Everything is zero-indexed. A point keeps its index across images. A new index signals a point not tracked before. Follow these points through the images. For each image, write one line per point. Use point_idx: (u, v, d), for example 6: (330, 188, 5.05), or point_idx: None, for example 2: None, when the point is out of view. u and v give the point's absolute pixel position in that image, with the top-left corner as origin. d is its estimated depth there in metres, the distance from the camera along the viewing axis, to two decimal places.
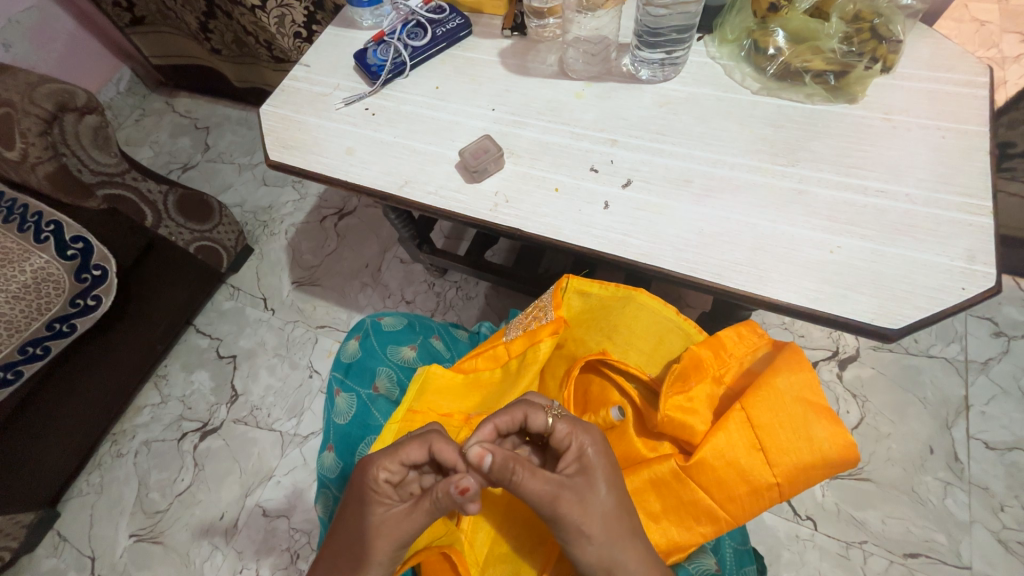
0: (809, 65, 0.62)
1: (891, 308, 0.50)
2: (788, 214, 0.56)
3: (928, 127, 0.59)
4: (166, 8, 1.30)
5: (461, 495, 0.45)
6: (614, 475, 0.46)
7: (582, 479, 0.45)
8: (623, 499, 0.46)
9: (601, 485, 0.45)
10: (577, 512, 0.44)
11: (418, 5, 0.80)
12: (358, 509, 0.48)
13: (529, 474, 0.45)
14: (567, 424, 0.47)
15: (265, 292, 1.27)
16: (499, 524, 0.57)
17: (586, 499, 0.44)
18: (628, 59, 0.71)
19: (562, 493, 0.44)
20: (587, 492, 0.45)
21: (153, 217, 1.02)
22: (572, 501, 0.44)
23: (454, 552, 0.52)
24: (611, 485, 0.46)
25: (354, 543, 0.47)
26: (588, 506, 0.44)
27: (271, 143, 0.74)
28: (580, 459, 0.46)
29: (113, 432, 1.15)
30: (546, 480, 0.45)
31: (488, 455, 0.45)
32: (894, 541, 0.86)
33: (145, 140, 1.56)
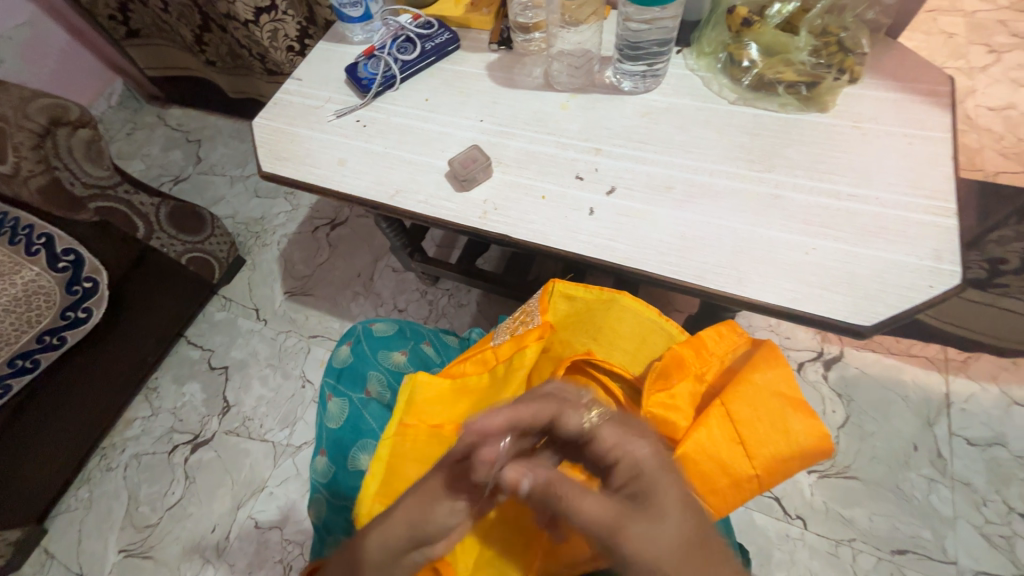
0: (782, 76, 0.65)
1: (864, 306, 0.52)
2: (766, 217, 0.59)
3: (895, 134, 0.62)
4: (161, 22, 1.32)
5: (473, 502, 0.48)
6: (683, 493, 0.39)
7: (642, 499, 0.39)
8: (700, 523, 0.38)
9: (668, 508, 0.38)
10: (645, 540, 0.36)
11: (408, 21, 0.82)
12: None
13: (582, 493, 0.38)
14: (610, 431, 0.43)
15: (258, 302, 1.27)
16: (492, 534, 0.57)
17: (651, 529, 0.37)
18: (611, 71, 0.74)
19: (623, 520, 0.37)
20: (656, 516, 0.37)
21: (144, 229, 1.03)
22: (642, 529, 0.36)
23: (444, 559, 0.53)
24: (681, 506, 0.38)
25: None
26: (652, 536, 0.36)
27: (263, 154, 0.76)
28: (635, 471, 0.40)
29: (103, 446, 1.14)
30: (603, 502, 0.38)
31: (524, 480, 0.41)
32: (882, 537, 0.88)
33: (136, 153, 1.57)
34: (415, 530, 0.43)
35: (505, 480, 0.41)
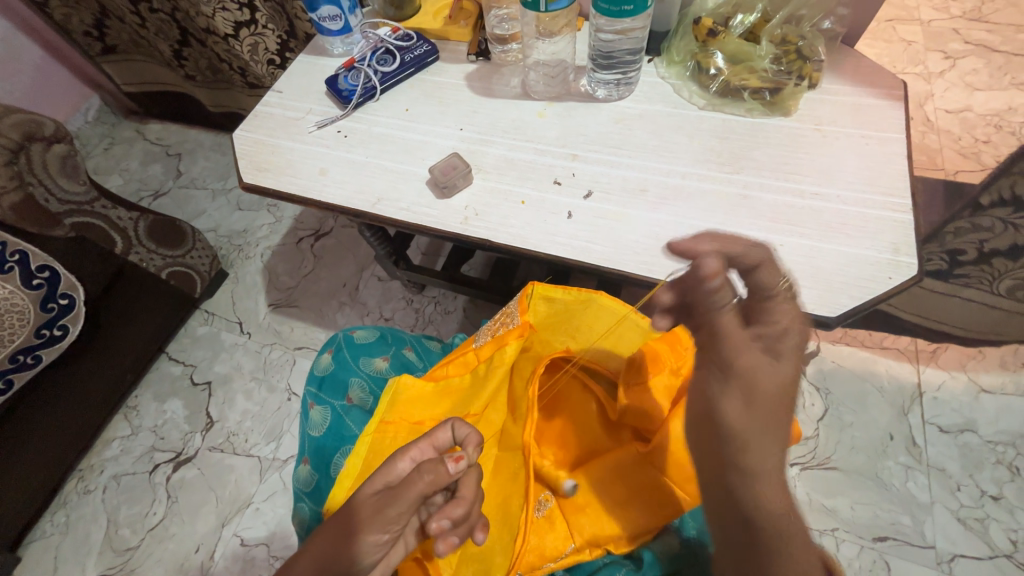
0: (747, 83, 0.69)
1: (829, 298, 0.55)
2: (736, 217, 0.61)
3: (854, 135, 0.65)
4: (137, 37, 1.32)
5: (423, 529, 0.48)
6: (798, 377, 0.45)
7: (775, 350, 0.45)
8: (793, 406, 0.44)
9: (784, 377, 0.44)
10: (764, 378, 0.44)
11: (387, 33, 0.84)
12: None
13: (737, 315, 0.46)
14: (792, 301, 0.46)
15: (241, 315, 1.26)
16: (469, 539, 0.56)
17: (770, 375, 0.44)
18: (586, 80, 0.76)
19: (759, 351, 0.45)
20: (778, 369, 0.44)
21: (122, 244, 1.02)
22: (766, 365, 0.44)
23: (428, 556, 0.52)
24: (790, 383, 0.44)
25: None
26: (770, 377, 0.44)
27: (244, 166, 0.76)
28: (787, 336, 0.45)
29: (80, 468, 1.11)
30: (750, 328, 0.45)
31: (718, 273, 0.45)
32: (863, 526, 0.90)
33: (113, 168, 1.55)
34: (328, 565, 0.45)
35: (706, 264, 0.45)
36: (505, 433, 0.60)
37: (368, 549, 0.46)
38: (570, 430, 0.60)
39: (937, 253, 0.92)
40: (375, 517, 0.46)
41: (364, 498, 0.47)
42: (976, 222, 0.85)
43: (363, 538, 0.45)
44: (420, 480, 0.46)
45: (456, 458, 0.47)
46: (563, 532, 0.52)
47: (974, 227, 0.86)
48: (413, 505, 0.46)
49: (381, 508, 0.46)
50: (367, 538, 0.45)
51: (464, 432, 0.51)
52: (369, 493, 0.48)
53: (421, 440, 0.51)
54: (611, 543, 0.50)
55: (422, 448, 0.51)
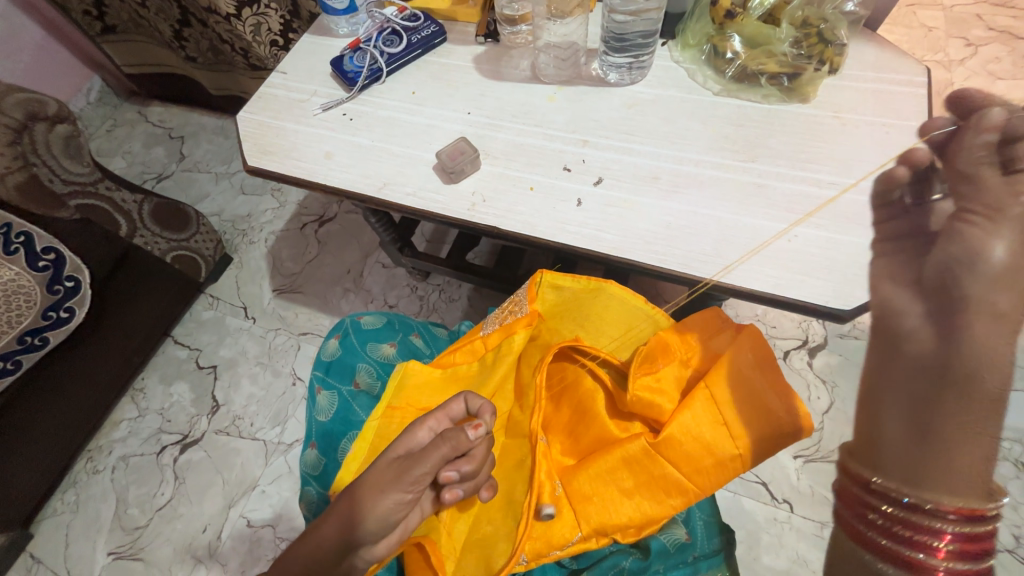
0: (764, 68, 0.66)
1: (845, 290, 0.54)
2: (750, 207, 0.60)
3: (874, 123, 0.63)
4: (138, 16, 1.29)
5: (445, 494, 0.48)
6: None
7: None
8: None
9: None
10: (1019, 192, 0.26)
11: (394, 13, 0.82)
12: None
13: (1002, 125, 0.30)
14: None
15: (246, 300, 1.26)
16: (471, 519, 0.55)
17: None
18: (598, 64, 0.74)
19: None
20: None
21: (127, 226, 1.01)
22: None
23: (431, 542, 0.51)
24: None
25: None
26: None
27: (249, 148, 0.75)
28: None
29: (89, 448, 1.12)
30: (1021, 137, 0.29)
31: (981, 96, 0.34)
32: None
33: (117, 150, 1.54)
34: (351, 526, 0.44)
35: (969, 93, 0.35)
36: (512, 420, 0.60)
37: (392, 509, 0.45)
38: (576, 420, 0.57)
39: None
40: (399, 478, 0.45)
41: (385, 463, 0.47)
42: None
43: (386, 498, 0.44)
44: (442, 444, 0.47)
45: (477, 425, 0.49)
46: (570, 520, 0.52)
47: None
48: (435, 469, 0.47)
49: (406, 469, 0.46)
50: (391, 498, 0.45)
51: (478, 403, 0.52)
52: (389, 459, 0.47)
53: (437, 411, 0.52)
54: (617, 532, 0.51)
55: (439, 419, 0.52)
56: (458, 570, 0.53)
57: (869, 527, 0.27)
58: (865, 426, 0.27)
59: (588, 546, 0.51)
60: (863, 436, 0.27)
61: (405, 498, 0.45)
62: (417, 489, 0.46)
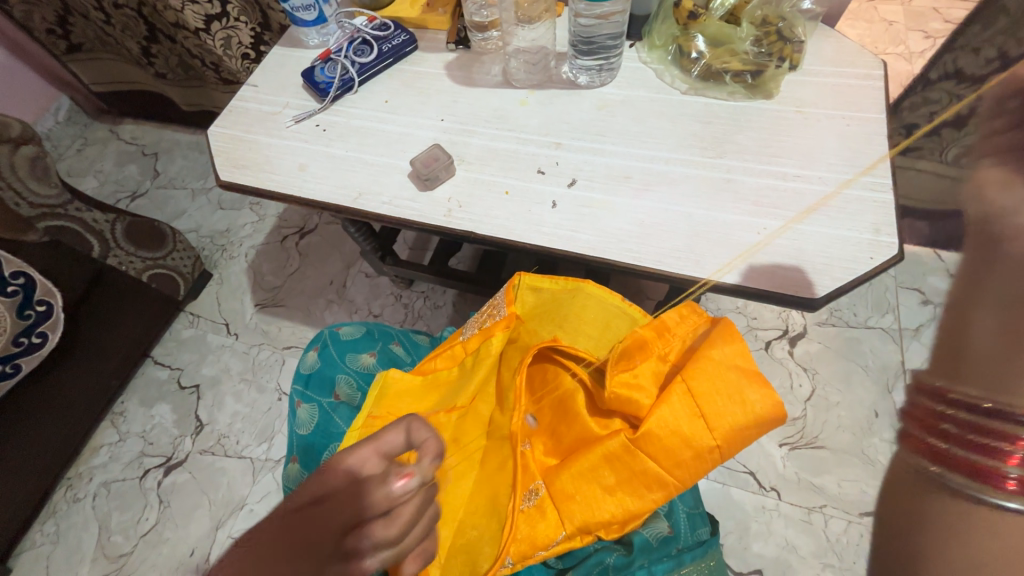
0: (728, 66, 0.68)
1: (812, 280, 0.55)
2: (720, 202, 0.61)
3: (835, 116, 0.65)
4: (104, 34, 1.27)
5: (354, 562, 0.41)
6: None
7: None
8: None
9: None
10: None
11: (363, 23, 0.82)
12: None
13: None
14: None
15: (227, 316, 1.24)
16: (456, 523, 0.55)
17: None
18: (567, 67, 0.75)
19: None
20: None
21: (99, 247, 0.99)
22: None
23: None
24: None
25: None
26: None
27: (221, 163, 0.74)
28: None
29: (68, 476, 1.09)
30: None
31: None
32: (851, 502, 0.92)
33: (88, 170, 1.50)
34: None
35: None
36: (494, 423, 0.60)
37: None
38: (558, 419, 0.58)
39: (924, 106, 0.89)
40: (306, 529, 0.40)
41: (291, 513, 0.41)
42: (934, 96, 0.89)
43: (283, 560, 0.38)
44: (363, 490, 0.43)
45: (409, 472, 0.45)
46: (553, 520, 0.52)
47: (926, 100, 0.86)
48: (350, 521, 0.41)
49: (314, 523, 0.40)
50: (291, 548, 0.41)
51: (420, 437, 0.48)
52: (299, 504, 0.43)
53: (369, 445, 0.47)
54: (600, 530, 0.51)
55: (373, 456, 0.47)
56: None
57: (943, 440, 0.29)
58: (955, 332, 0.30)
59: (573, 544, 0.51)
60: (950, 350, 0.30)
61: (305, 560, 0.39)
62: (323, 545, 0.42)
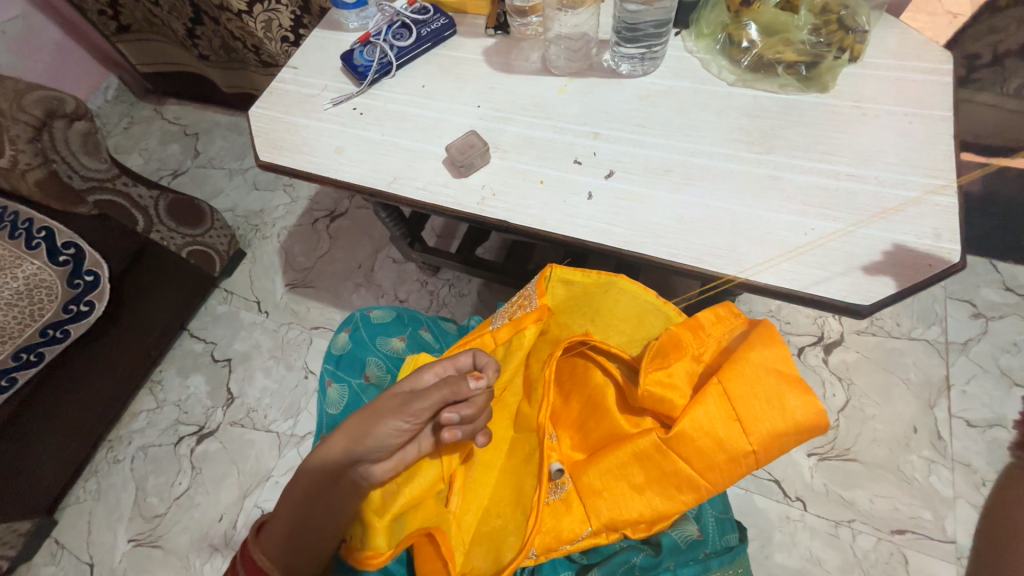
0: (782, 56, 0.65)
1: (863, 285, 0.52)
2: (766, 200, 0.58)
3: (896, 113, 0.61)
4: (152, 15, 1.31)
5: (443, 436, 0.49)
6: None
7: None
8: None
9: None
10: None
11: (403, 7, 0.81)
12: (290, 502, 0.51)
13: None
14: None
15: (259, 295, 1.28)
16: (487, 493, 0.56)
17: None
18: (609, 55, 0.73)
19: None
20: None
21: (144, 222, 1.03)
22: None
23: (439, 535, 0.51)
24: None
25: (303, 538, 0.50)
26: None
27: (260, 144, 0.75)
28: None
29: (109, 439, 1.15)
30: None
31: None
32: (882, 518, 0.89)
33: (134, 147, 1.56)
34: (353, 443, 0.48)
35: None
36: (521, 414, 0.59)
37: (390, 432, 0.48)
38: (586, 414, 0.57)
39: None
40: (399, 408, 0.48)
41: (390, 396, 0.50)
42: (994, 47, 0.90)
43: (384, 423, 0.48)
44: (442, 387, 0.49)
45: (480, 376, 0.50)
46: (579, 515, 0.52)
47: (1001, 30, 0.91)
48: (434, 407, 0.49)
49: (405, 404, 0.48)
50: (389, 424, 0.48)
51: (485, 358, 0.52)
52: (394, 392, 0.50)
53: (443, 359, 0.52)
54: (627, 528, 0.50)
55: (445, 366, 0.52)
56: (468, 561, 0.53)
57: None
58: None
59: (598, 541, 0.51)
60: None
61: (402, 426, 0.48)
62: (415, 422, 0.49)
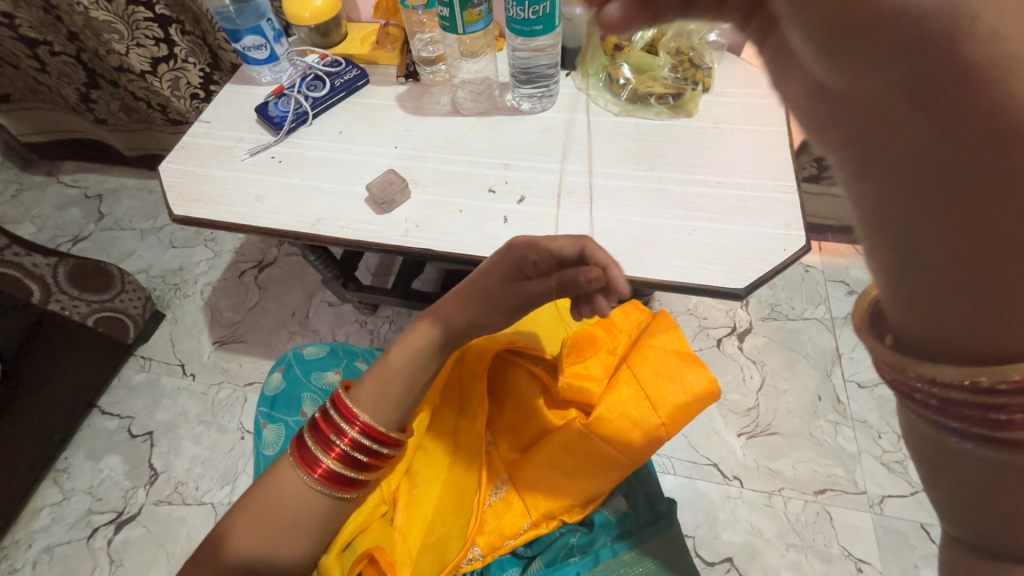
0: (652, 90, 0.77)
1: (738, 272, 0.62)
2: (654, 209, 0.68)
3: (747, 131, 0.74)
4: (37, 82, 1.26)
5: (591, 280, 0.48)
6: None
7: None
8: None
9: None
10: None
11: (315, 60, 0.86)
12: (384, 377, 0.57)
13: None
14: None
15: (183, 357, 1.19)
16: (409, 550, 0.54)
17: None
18: (511, 95, 0.82)
19: None
20: None
21: (40, 293, 0.99)
22: None
23: (385, 549, 0.52)
24: None
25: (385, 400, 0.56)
26: None
27: (174, 198, 0.75)
28: None
29: (3, 546, 1.00)
30: None
31: None
32: (806, 481, 0.99)
33: (24, 215, 1.43)
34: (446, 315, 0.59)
35: None
36: (458, 427, 0.62)
37: (551, 243, 0.52)
38: (517, 417, 0.61)
39: None
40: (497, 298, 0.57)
41: (495, 281, 0.57)
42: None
43: (492, 282, 0.57)
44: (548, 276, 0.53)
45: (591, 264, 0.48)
46: (519, 510, 0.55)
47: None
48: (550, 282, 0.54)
49: (489, 280, 0.57)
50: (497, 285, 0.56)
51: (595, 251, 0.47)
52: (501, 279, 0.56)
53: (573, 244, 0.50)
54: (564, 512, 0.55)
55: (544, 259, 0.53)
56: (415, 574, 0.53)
57: None
58: None
59: (539, 531, 0.55)
60: None
61: (532, 261, 0.54)
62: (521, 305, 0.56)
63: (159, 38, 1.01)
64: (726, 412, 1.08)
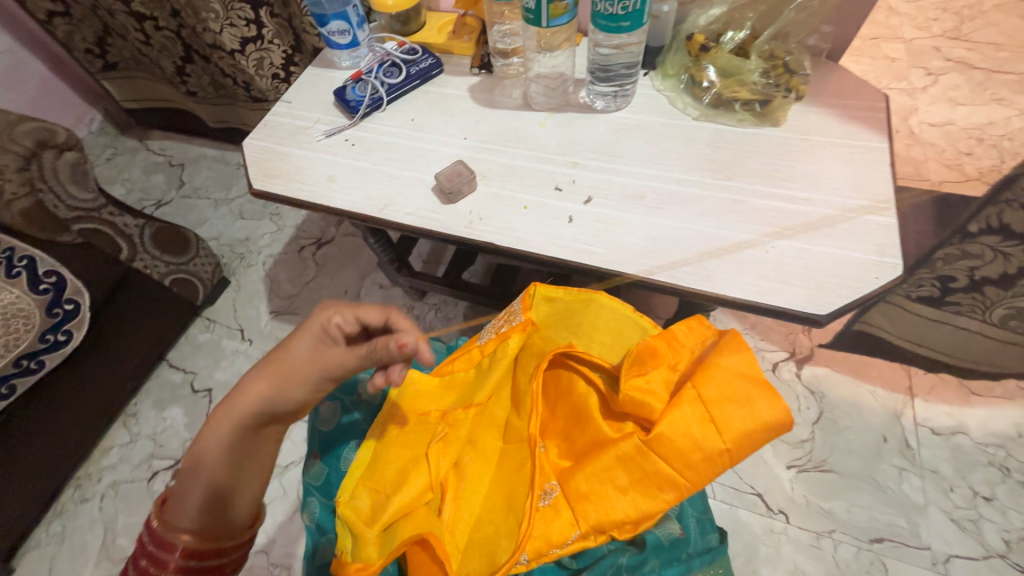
0: (738, 95, 0.72)
1: (818, 297, 0.57)
2: (729, 221, 0.64)
3: (839, 144, 0.69)
4: (141, 54, 1.36)
5: (398, 348, 0.48)
6: None
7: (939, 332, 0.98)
8: None
9: None
10: None
11: (393, 47, 0.87)
12: (191, 477, 0.51)
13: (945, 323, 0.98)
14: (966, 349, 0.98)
15: (243, 323, 1.27)
16: (458, 544, 0.57)
17: None
18: (585, 92, 0.80)
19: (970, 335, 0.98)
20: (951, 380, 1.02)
21: (128, 249, 1.04)
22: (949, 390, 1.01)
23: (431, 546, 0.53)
24: None
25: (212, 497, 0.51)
26: None
27: (253, 173, 0.78)
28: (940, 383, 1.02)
29: (78, 476, 1.10)
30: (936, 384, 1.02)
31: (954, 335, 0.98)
32: (860, 527, 0.91)
33: (116, 178, 1.56)
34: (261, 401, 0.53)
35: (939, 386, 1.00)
36: (509, 426, 0.62)
37: (354, 310, 0.54)
38: (571, 424, 0.62)
39: (927, 279, 0.94)
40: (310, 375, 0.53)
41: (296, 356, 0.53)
42: (966, 248, 0.88)
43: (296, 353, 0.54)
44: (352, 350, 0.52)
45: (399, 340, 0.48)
46: (568, 519, 0.55)
47: (964, 253, 0.88)
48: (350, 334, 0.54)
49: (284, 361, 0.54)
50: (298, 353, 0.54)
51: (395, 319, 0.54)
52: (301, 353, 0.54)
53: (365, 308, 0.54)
54: (613, 528, 0.54)
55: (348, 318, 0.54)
56: (463, 568, 0.55)
57: None
58: None
59: (587, 544, 0.54)
60: None
61: (331, 327, 0.54)
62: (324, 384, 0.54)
63: (250, 18, 1.06)
64: (777, 441, 1.00)
